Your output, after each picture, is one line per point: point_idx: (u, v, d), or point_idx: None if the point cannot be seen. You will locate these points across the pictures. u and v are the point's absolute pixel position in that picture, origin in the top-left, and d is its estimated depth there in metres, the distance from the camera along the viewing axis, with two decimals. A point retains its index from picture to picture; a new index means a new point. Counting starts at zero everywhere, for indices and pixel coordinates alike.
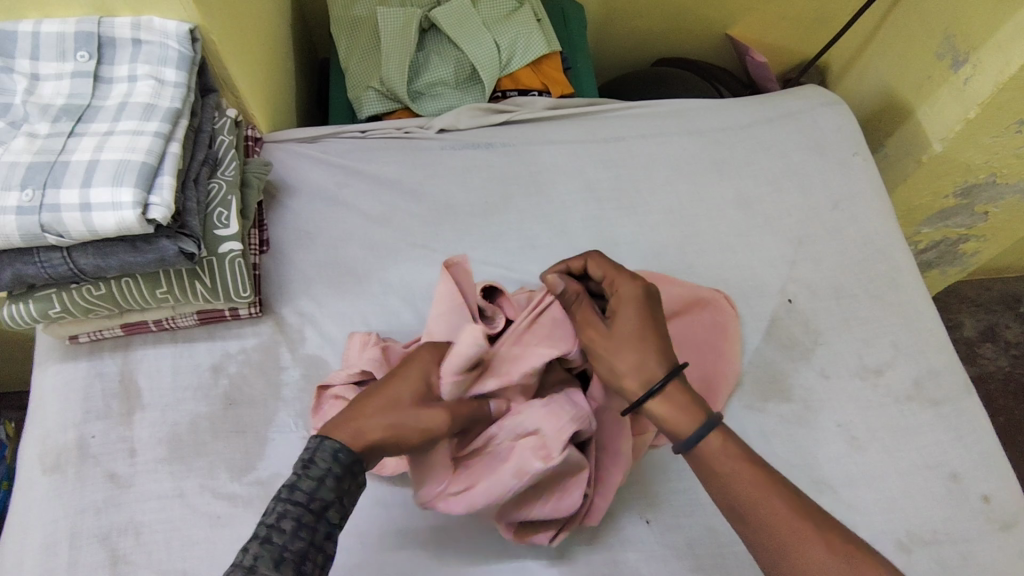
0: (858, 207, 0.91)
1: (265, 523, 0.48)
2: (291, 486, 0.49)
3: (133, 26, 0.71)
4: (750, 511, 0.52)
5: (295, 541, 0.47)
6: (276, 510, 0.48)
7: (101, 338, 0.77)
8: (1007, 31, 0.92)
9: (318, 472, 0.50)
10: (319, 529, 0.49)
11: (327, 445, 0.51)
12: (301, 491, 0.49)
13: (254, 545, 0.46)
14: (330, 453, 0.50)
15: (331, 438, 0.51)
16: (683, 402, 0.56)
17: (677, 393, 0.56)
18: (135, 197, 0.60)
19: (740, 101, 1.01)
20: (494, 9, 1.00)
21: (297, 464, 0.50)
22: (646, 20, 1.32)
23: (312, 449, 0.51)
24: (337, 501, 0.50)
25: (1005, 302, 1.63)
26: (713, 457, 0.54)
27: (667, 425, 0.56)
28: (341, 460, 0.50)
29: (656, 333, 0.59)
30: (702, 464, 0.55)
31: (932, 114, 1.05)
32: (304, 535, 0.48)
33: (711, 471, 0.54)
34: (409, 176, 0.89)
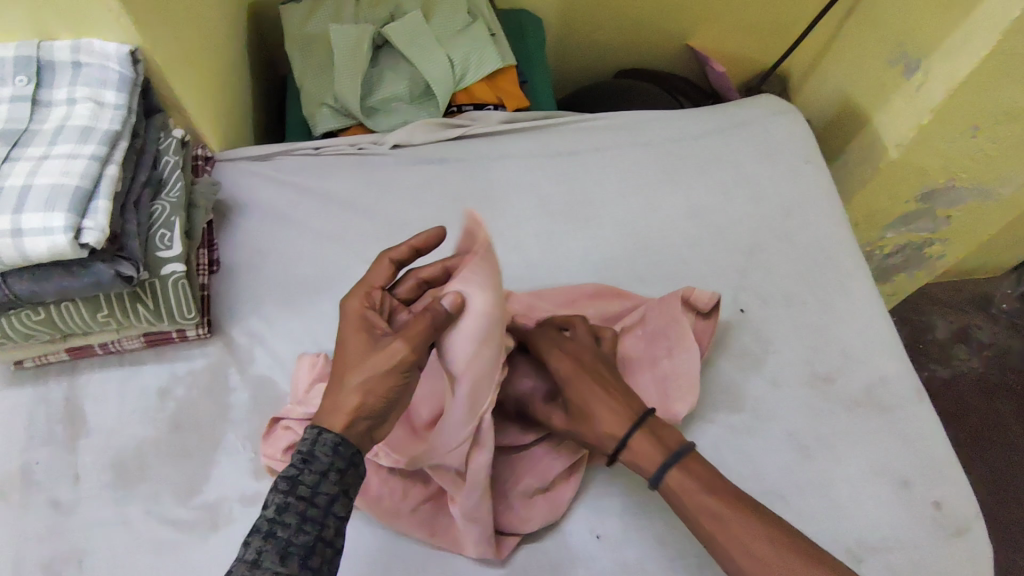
0: (811, 215, 0.92)
1: (267, 516, 0.49)
2: (294, 481, 0.50)
3: (73, 50, 0.71)
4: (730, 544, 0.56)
5: (299, 534, 0.49)
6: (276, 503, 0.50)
7: (46, 363, 0.76)
8: (955, 38, 0.92)
9: (322, 467, 0.51)
10: (325, 523, 0.51)
11: (328, 439, 0.52)
12: (304, 485, 0.50)
13: (258, 538, 0.49)
14: (332, 447, 0.52)
15: (329, 431, 0.53)
16: (647, 447, 0.61)
17: (643, 440, 0.61)
18: (67, 222, 0.60)
19: (694, 111, 1.02)
20: (447, 24, 0.99)
21: (298, 459, 0.51)
22: (606, 33, 1.32)
23: (312, 443, 0.52)
24: (339, 495, 0.52)
25: (976, 303, 1.64)
26: (688, 492, 0.58)
27: (636, 460, 0.62)
28: (342, 454, 0.52)
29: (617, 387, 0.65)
30: (679, 497, 0.59)
31: (888, 121, 1.06)
32: (309, 529, 0.50)
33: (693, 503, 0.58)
34: (362, 194, 0.89)
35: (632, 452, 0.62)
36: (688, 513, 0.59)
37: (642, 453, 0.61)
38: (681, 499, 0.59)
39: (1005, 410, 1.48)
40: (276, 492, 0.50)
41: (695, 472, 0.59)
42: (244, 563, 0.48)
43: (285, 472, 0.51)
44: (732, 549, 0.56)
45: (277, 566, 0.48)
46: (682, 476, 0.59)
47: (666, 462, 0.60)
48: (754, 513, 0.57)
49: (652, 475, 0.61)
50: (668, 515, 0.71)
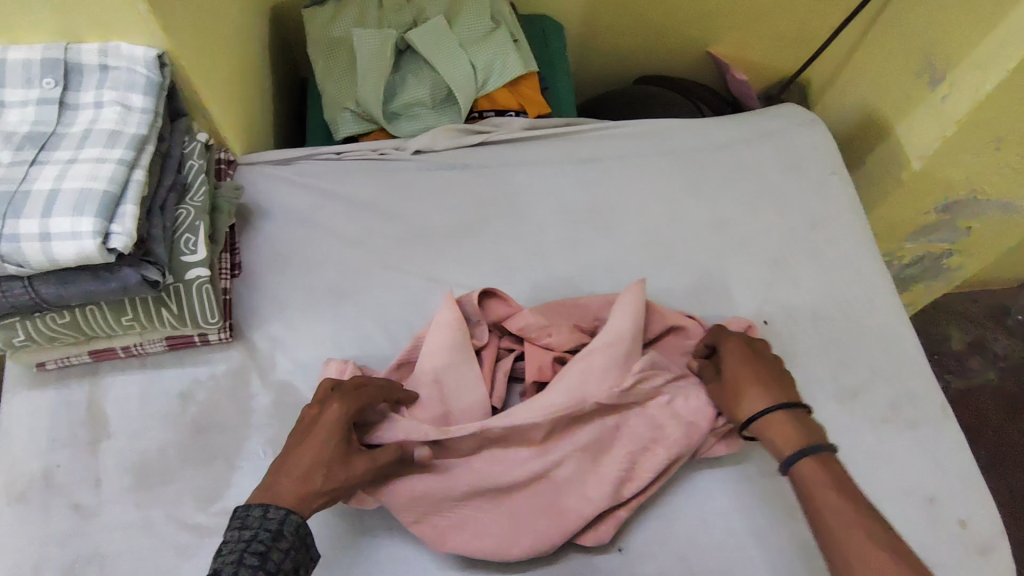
0: (835, 227, 0.91)
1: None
2: (264, 556, 0.52)
3: (101, 53, 0.71)
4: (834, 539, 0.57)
5: None
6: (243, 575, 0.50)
7: (68, 365, 0.76)
8: (982, 51, 0.91)
9: (287, 545, 0.54)
10: None
11: (294, 520, 0.55)
12: (272, 562, 0.52)
13: None
14: (297, 527, 0.55)
15: (296, 513, 0.56)
16: (798, 431, 0.64)
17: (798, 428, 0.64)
18: (95, 227, 0.60)
19: (717, 120, 1.01)
20: (471, 30, 0.99)
21: (268, 536, 0.53)
22: (626, 38, 1.32)
23: (281, 522, 0.55)
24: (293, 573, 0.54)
25: (993, 315, 1.63)
26: (812, 480, 0.60)
27: (780, 440, 0.64)
28: (303, 534, 0.56)
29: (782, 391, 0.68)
30: (802, 485, 0.61)
31: (912, 132, 1.05)
32: None
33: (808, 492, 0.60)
34: (384, 200, 0.89)
35: (779, 427, 0.65)
36: (813, 505, 0.59)
37: (785, 440, 0.64)
38: (810, 490, 0.60)
39: (1022, 423, 1.47)
40: (246, 565, 0.51)
41: (828, 470, 0.61)
42: None
43: (254, 548, 0.52)
44: (836, 536, 0.57)
45: None
46: (814, 468, 0.61)
47: (806, 449, 0.62)
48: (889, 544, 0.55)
49: (784, 458, 0.63)
50: (690, 528, 0.70)
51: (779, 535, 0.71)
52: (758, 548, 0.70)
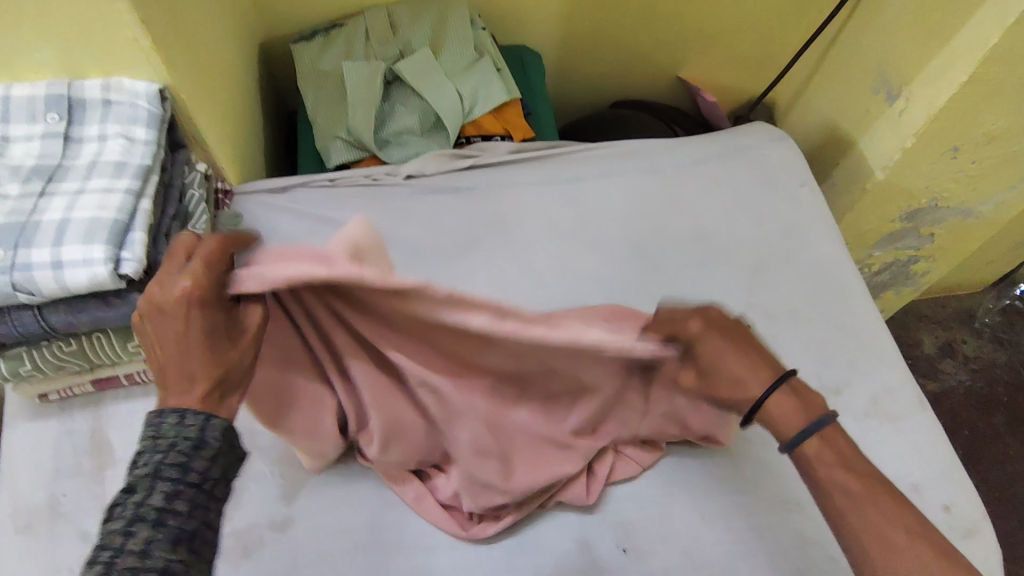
0: (810, 235, 0.96)
1: (154, 505, 0.49)
2: (183, 467, 0.51)
3: (104, 88, 0.73)
4: (842, 517, 0.58)
5: (188, 521, 0.50)
6: (164, 491, 0.50)
7: (71, 395, 0.76)
8: (933, 67, 0.98)
9: (211, 453, 0.53)
10: (210, 506, 0.52)
11: (217, 425, 0.53)
12: (195, 471, 0.51)
13: (145, 527, 0.48)
14: (220, 432, 0.53)
15: (217, 417, 0.54)
16: (793, 403, 0.62)
17: (785, 400, 0.62)
18: (107, 254, 0.62)
19: (693, 139, 1.06)
20: (456, 60, 1.04)
21: (189, 446, 0.52)
22: (601, 66, 1.38)
23: (201, 428, 0.52)
24: (222, 479, 0.53)
25: (960, 318, 1.70)
26: (820, 461, 0.60)
27: (780, 420, 0.62)
28: (229, 438, 0.54)
29: (751, 356, 0.64)
30: (806, 467, 0.61)
31: (874, 144, 1.11)
32: (196, 515, 0.51)
33: (813, 473, 0.61)
34: (379, 223, 0.92)
35: (770, 409, 0.62)
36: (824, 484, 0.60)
37: (789, 422, 0.62)
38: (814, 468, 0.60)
39: (994, 421, 1.53)
40: (163, 480, 0.50)
41: (829, 447, 0.61)
42: (130, 555, 0.47)
43: (171, 459, 0.50)
44: (846, 518, 0.58)
45: (168, 553, 0.48)
46: (821, 446, 0.61)
47: (808, 429, 0.61)
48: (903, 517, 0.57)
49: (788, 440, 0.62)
50: (690, 525, 0.73)
51: (775, 528, 0.74)
52: (756, 542, 0.73)
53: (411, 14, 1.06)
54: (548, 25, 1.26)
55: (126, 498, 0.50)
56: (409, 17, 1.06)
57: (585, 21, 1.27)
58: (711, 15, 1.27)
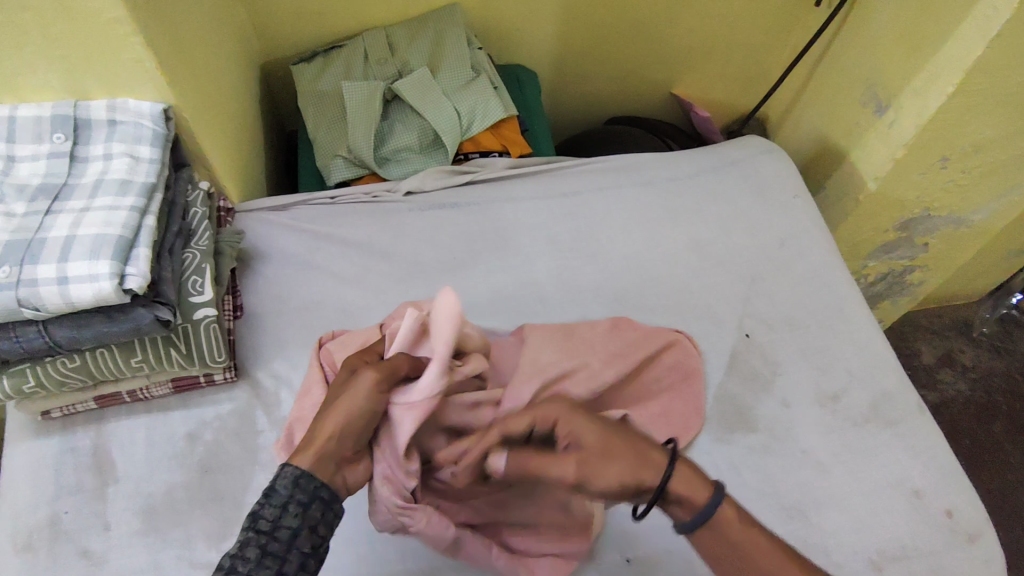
0: (804, 244, 0.98)
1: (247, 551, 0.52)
2: (256, 516, 0.53)
3: (109, 109, 0.75)
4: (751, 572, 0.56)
5: (260, 570, 0.51)
6: (242, 539, 0.52)
7: (73, 412, 0.76)
8: (920, 80, 1.00)
9: (281, 499, 0.54)
10: (286, 558, 0.52)
11: (290, 472, 0.55)
12: (266, 519, 0.53)
13: (223, 573, 0.51)
14: (291, 479, 0.55)
15: (291, 464, 0.56)
16: (687, 474, 0.57)
17: (690, 477, 0.57)
18: (112, 269, 0.62)
19: (687, 152, 1.08)
20: (453, 79, 1.05)
21: (263, 497, 0.54)
22: (595, 83, 1.41)
23: (275, 480, 0.55)
24: (302, 528, 0.53)
25: (957, 328, 1.71)
26: (728, 526, 0.57)
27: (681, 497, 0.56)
28: (303, 486, 0.54)
29: (634, 437, 0.59)
30: (718, 536, 0.57)
31: (865, 155, 1.13)
32: (270, 563, 0.52)
33: (725, 539, 0.57)
34: (379, 239, 0.93)
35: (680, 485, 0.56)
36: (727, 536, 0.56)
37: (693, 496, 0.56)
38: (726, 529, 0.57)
39: (995, 430, 1.53)
40: (258, 532, 0.52)
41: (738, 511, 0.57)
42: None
43: (268, 513, 0.53)
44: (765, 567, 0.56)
45: None
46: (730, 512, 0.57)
47: (709, 502, 0.56)
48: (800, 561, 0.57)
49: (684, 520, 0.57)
50: None
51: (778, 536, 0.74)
52: None
53: (409, 36, 1.09)
54: (542, 45, 1.28)
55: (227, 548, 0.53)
56: (407, 38, 1.08)
57: (578, 41, 1.29)
58: (702, 32, 1.30)
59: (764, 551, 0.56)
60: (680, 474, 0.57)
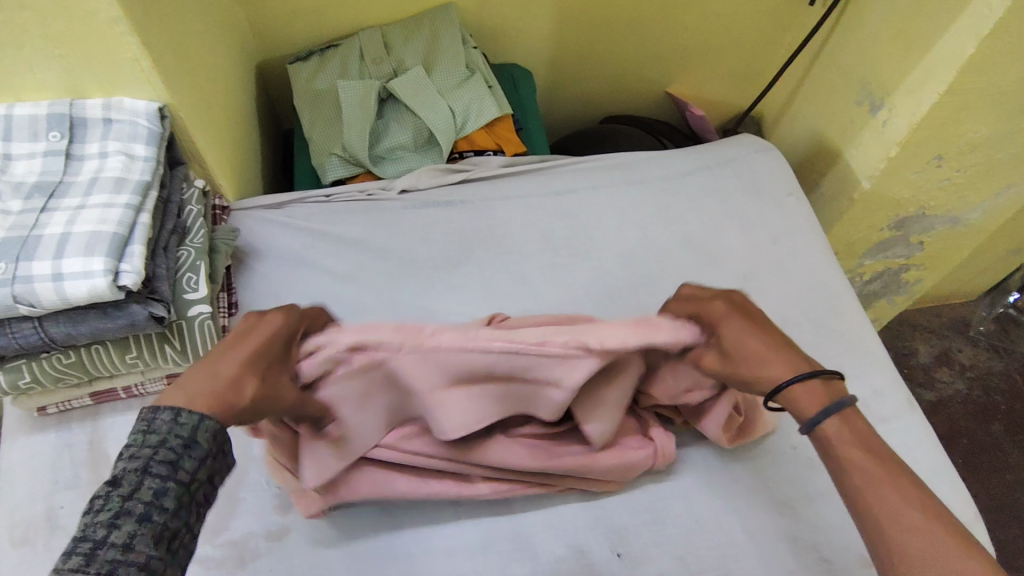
0: (797, 242, 0.98)
1: (140, 499, 0.47)
2: (171, 464, 0.49)
3: (105, 107, 0.76)
4: (867, 509, 0.55)
5: (174, 519, 0.48)
6: (151, 487, 0.48)
7: (69, 408, 0.77)
8: (914, 77, 1.01)
9: (200, 453, 0.51)
10: (191, 507, 0.50)
11: (209, 425, 0.51)
12: (185, 470, 0.50)
13: (130, 522, 0.46)
14: (211, 432, 0.51)
15: (211, 419, 0.52)
16: (812, 386, 0.60)
17: (811, 390, 0.60)
18: (107, 265, 0.63)
19: (681, 150, 1.09)
20: (447, 78, 1.05)
21: (178, 444, 0.50)
22: (592, 83, 1.41)
23: (193, 428, 0.51)
24: (207, 480, 0.52)
25: (955, 327, 1.71)
26: (839, 442, 0.58)
27: (795, 407, 0.60)
28: (219, 441, 0.52)
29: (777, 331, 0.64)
30: (827, 447, 0.58)
31: (859, 154, 1.13)
32: (181, 514, 0.49)
33: (835, 456, 0.58)
34: (374, 236, 0.93)
35: (796, 393, 0.60)
36: (844, 464, 0.57)
37: (806, 405, 0.59)
38: (832, 449, 0.58)
39: (992, 429, 1.54)
40: (152, 476, 0.48)
41: (850, 427, 0.58)
42: (113, 549, 0.45)
43: (162, 456, 0.49)
44: (871, 500, 0.55)
45: (150, 551, 0.46)
46: (840, 426, 0.58)
47: (828, 409, 0.58)
48: (948, 522, 0.53)
49: (805, 422, 0.59)
50: (684, 531, 0.73)
51: (770, 532, 0.74)
52: (751, 546, 0.73)
53: (404, 35, 1.09)
54: (538, 44, 1.29)
55: (110, 490, 0.47)
56: (402, 37, 1.09)
57: (574, 40, 1.30)
58: (698, 31, 1.31)
59: (876, 481, 0.55)
60: (811, 386, 0.60)
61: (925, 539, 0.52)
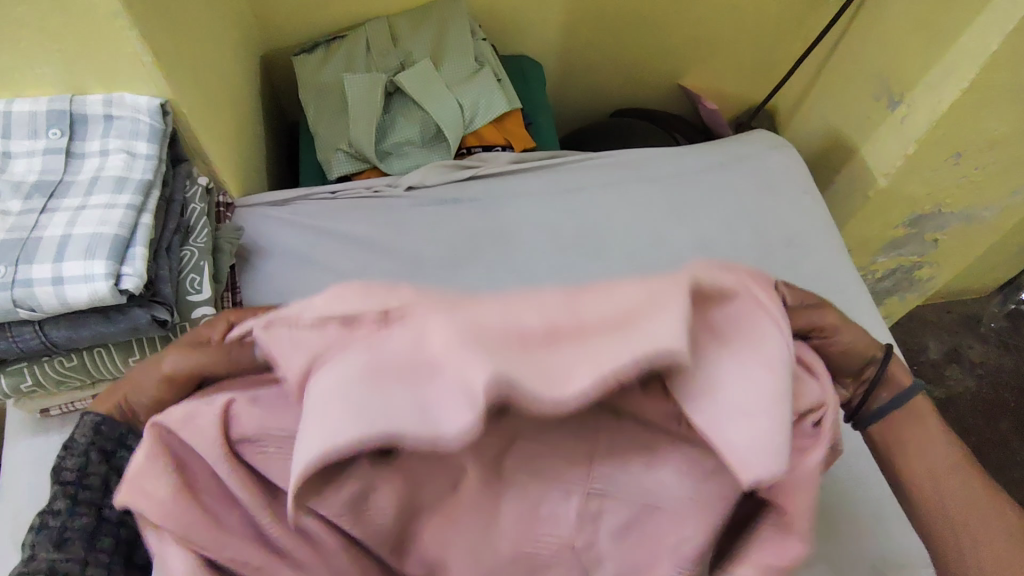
0: (812, 242, 0.96)
1: (42, 513, 0.51)
2: (58, 469, 0.53)
3: (106, 103, 0.74)
4: (925, 488, 0.59)
5: (76, 519, 0.51)
6: (50, 495, 0.52)
7: (72, 410, 0.76)
8: (934, 73, 0.98)
9: (81, 449, 0.55)
10: (104, 503, 0.53)
11: (87, 422, 0.57)
12: (70, 469, 0.53)
13: (31, 533, 0.49)
14: (93, 428, 0.56)
15: (91, 414, 0.57)
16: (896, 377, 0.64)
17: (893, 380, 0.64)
18: (108, 269, 0.62)
19: (693, 147, 1.06)
20: (456, 71, 1.03)
21: (67, 448, 0.55)
22: (603, 75, 1.38)
23: (74, 430, 0.56)
24: (114, 471, 0.56)
25: (965, 323, 1.69)
26: (900, 428, 0.62)
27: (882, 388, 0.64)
28: (107, 432, 0.57)
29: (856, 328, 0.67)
30: (888, 434, 0.62)
31: (876, 150, 1.11)
32: (86, 511, 0.52)
33: (896, 441, 0.62)
34: (380, 235, 0.92)
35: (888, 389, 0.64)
36: (901, 453, 0.61)
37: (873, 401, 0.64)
38: (897, 443, 0.62)
39: (1001, 427, 1.52)
40: (60, 481, 0.52)
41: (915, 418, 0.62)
42: (20, 560, 0.48)
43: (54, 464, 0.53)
44: (931, 485, 0.59)
45: (56, 553, 0.48)
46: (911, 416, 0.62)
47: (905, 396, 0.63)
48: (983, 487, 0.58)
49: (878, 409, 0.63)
50: None
51: None
52: None
53: (412, 27, 1.07)
54: (549, 36, 1.26)
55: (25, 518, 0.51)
56: (410, 29, 1.06)
57: (585, 31, 1.27)
58: (712, 23, 1.28)
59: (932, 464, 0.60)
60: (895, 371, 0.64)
61: (991, 525, 0.56)
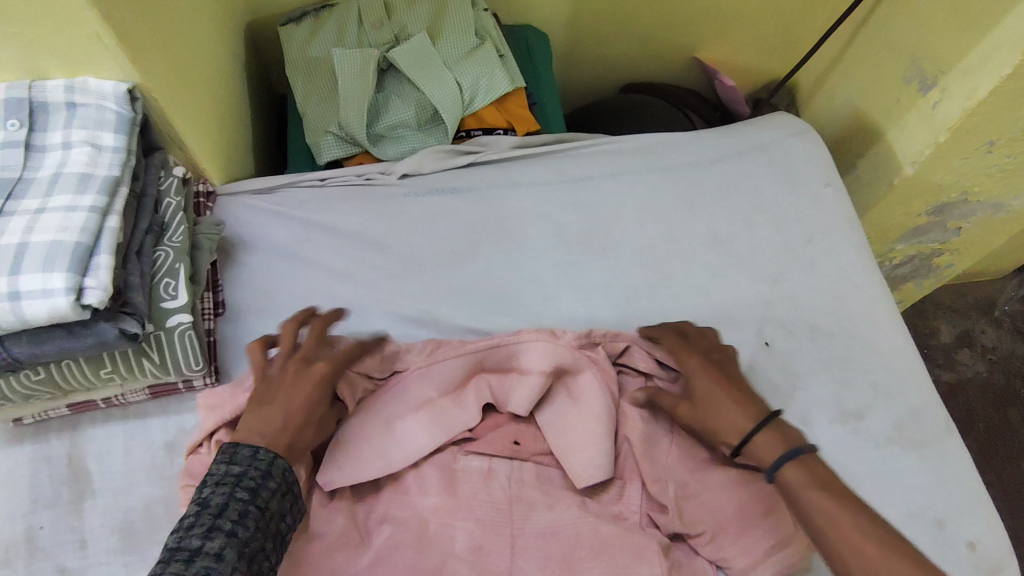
0: (833, 240, 0.90)
1: (229, 518, 0.52)
2: (255, 490, 0.55)
3: (68, 89, 0.67)
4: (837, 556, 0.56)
5: (254, 541, 0.53)
6: (238, 508, 0.53)
7: (46, 419, 0.72)
8: (974, 55, 0.90)
9: (276, 481, 0.57)
10: (271, 538, 0.55)
11: (276, 455, 0.58)
12: (263, 496, 0.55)
13: (220, 536, 0.51)
14: (283, 469, 0.58)
15: (245, 445, 0.58)
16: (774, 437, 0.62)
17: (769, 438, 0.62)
18: (68, 283, 0.57)
19: (708, 132, 0.99)
20: (454, 47, 0.95)
21: (259, 473, 0.56)
22: (614, 46, 1.29)
23: (271, 461, 0.57)
24: (287, 514, 0.57)
25: (979, 306, 1.64)
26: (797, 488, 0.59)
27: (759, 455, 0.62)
28: (290, 477, 0.58)
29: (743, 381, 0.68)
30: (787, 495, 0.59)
31: (903, 137, 1.03)
32: (260, 538, 0.54)
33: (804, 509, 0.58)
34: (372, 228, 0.86)
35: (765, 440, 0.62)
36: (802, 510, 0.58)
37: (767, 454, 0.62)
38: (794, 493, 0.58)
39: (1011, 415, 1.48)
40: (236, 499, 0.54)
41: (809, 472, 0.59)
42: (205, 558, 0.50)
43: (247, 482, 0.55)
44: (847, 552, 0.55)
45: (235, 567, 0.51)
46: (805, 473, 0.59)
47: (787, 457, 0.60)
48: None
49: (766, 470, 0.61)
50: None
51: None
52: None
53: None
54: (555, 3, 1.17)
55: (205, 512, 0.53)
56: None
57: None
58: None
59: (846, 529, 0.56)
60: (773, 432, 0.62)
61: None
